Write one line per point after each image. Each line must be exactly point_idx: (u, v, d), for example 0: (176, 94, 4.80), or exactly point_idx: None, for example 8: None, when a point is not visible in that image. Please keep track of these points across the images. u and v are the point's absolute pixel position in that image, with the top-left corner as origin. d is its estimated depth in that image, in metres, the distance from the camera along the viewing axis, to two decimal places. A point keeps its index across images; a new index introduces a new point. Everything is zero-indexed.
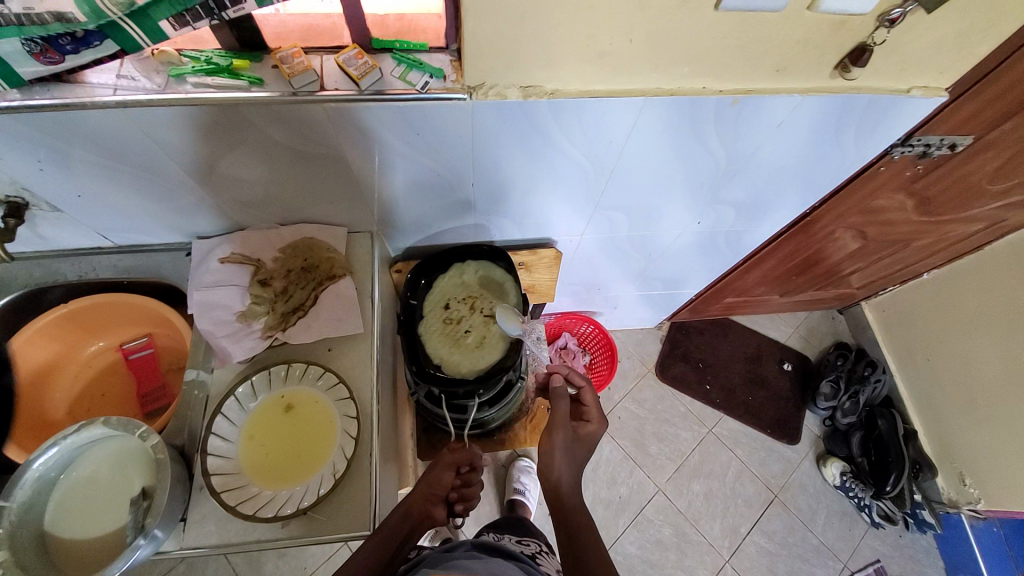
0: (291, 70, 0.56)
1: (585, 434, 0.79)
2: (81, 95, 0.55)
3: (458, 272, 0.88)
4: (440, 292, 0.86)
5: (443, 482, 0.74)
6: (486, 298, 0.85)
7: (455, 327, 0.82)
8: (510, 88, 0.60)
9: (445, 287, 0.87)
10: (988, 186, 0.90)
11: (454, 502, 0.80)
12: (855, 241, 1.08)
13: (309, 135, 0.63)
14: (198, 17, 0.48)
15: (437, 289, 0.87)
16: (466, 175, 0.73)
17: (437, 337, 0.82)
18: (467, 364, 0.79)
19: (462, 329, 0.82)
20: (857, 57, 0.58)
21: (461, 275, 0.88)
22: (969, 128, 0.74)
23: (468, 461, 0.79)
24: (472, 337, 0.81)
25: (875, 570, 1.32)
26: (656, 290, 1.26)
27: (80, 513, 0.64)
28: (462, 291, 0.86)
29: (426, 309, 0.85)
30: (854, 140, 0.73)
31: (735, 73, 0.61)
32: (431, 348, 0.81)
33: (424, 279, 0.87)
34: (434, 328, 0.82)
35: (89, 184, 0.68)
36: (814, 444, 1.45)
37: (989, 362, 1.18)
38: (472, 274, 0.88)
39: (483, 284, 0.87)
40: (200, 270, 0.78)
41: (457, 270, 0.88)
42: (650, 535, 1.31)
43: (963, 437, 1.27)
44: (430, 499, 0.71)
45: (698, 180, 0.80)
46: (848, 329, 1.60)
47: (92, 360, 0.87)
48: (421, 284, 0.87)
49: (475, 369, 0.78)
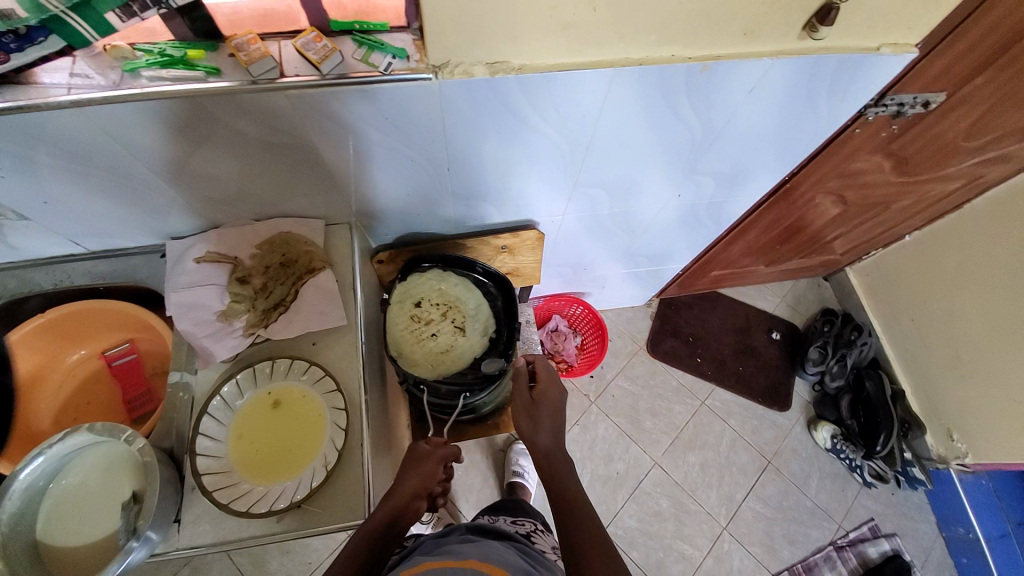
0: (248, 57, 0.54)
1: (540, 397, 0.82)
2: (34, 96, 0.53)
3: (438, 277, 0.90)
4: (412, 287, 0.88)
5: (432, 475, 0.72)
6: (462, 310, 0.89)
7: (423, 329, 0.86)
8: (476, 65, 0.58)
9: (422, 286, 0.89)
10: (963, 143, 0.91)
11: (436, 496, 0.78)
12: (836, 207, 1.09)
13: (277, 127, 0.62)
14: (145, 7, 0.46)
15: (410, 283, 0.89)
16: (441, 159, 0.72)
17: (400, 332, 0.86)
18: (424, 366, 0.84)
19: (428, 332, 0.86)
20: (824, 17, 0.57)
21: (440, 279, 0.90)
22: (941, 84, 0.75)
23: (454, 455, 0.78)
24: (438, 344, 0.86)
25: (869, 528, 1.36)
26: (642, 267, 1.26)
27: (72, 521, 0.64)
28: (438, 295, 0.89)
29: (395, 298, 0.88)
30: (827, 102, 0.73)
31: (704, 38, 0.60)
32: (392, 340, 0.85)
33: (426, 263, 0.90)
34: (400, 324, 0.86)
35: (54, 189, 0.67)
36: (804, 410, 1.48)
37: (972, 318, 1.20)
38: (452, 282, 0.90)
39: (460, 291, 0.89)
40: (177, 271, 0.77)
41: (438, 272, 0.90)
42: (649, 508, 1.33)
43: (949, 393, 1.29)
44: (420, 493, 0.69)
45: (676, 152, 0.79)
46: (834, 295, 1.62)
47: (74, 369, 0.86)
48: (421, 266, 0.91)
49: (432, 372, 0.85)
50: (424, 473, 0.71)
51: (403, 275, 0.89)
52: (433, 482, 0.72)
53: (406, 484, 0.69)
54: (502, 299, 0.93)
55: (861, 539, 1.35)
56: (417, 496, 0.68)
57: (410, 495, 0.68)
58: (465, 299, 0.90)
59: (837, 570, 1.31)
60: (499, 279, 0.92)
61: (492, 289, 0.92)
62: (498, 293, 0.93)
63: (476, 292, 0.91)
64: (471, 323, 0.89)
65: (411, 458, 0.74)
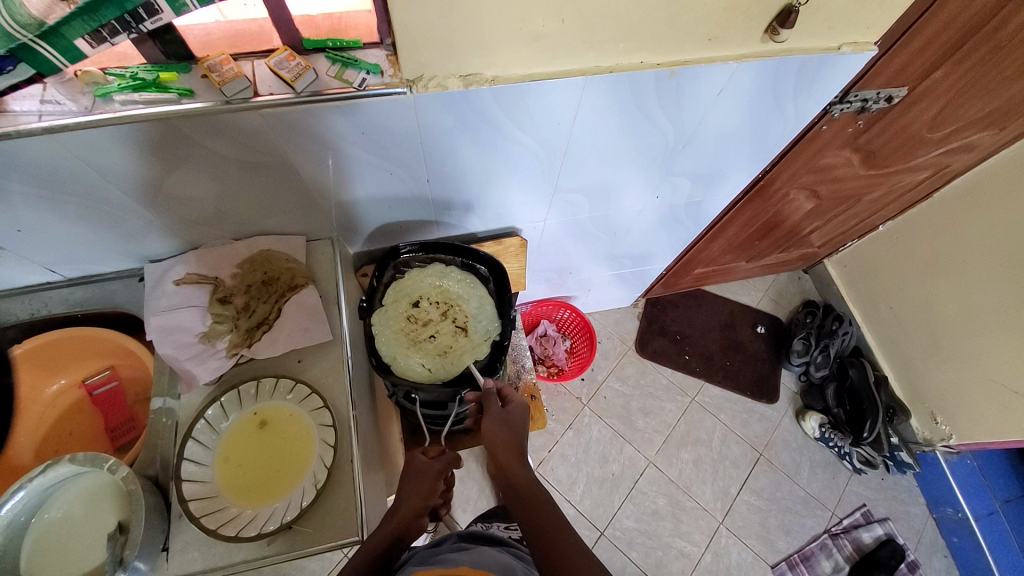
0: (220, 77, 0.53)
1: (514, 406, 0.77)
2: (5, 125, 0.52)
3: (439, 273, 0.85)
4: (409, 284, 0.84)
5: (431, 490, 0.73)
6: (463, 309, 0.83)
7: (419, 331, 0.81)
8: (450, 78, 0.59)
9: (421, 283, 0.84)
10: (928, 134, 0.94)
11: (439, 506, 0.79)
12: (810, 201, 1.12)
13: (253, 145, 0.62)
14: (116, 32, 0.46)
15: (407, 279, 0.84)
16: (420, 171, 0.73)
17: (393, 334, 0.80)
18: (419, 373, 0.79)
19: (426, 333, 0.81)
20: (784, 19, 0.59)
21: (441, 275, 0.85)
22: (901, 80, 0.78)
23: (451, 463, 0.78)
24: (437, 346, 0.81)
25: (862, 514, 1.38)
26: (626, 268, 1.28)
27: (57, 555, 0.62)
28: (437, 292, 0.84)
29: (389, 297, 0.83)
30: (794, 102, 0.75)
31: (671, 46, 0.62)
32: (385, 343, 0.80)
33: (420, 261, 0.86)
34: (392, 327, 0.81)
35: (27, 218, 0.65)
36: (792, 401, 1.51)
37: (948, 303, 1.24)
38: (453, 279, 0.85)
39: (462, 289, 0.85)
40: (155, 294, 0.76)
41: (439, 268, 0.85)
42: (646, 507, 1.34)
43: (930, 378, 1.32)
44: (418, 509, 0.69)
45: (652, 155, 0.81)
46: (814, 287, 1.66)
47: (54, 400, 0.83)
48: (415, 264, 0.85)
49: (427, 377, 0.79)
50: (422, 491, 0.72)
51: (401, 271, 0.85)
52: (434, 497, 0.72)
53: (406, 503, 0.69)
54: (494, 281, 0.87)
55: (855, 525, 1.37)
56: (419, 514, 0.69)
57: (412, 514, 0.68)
58: (465, 298, 0.84)
59: (833, 558, 1.33)
60: (492, 264, 0.87)
61: (483, 271, 0.86)
62: (488, 275, 0.87)
63: (481, 289, 0.85)
64: (474, 323, 0.82)
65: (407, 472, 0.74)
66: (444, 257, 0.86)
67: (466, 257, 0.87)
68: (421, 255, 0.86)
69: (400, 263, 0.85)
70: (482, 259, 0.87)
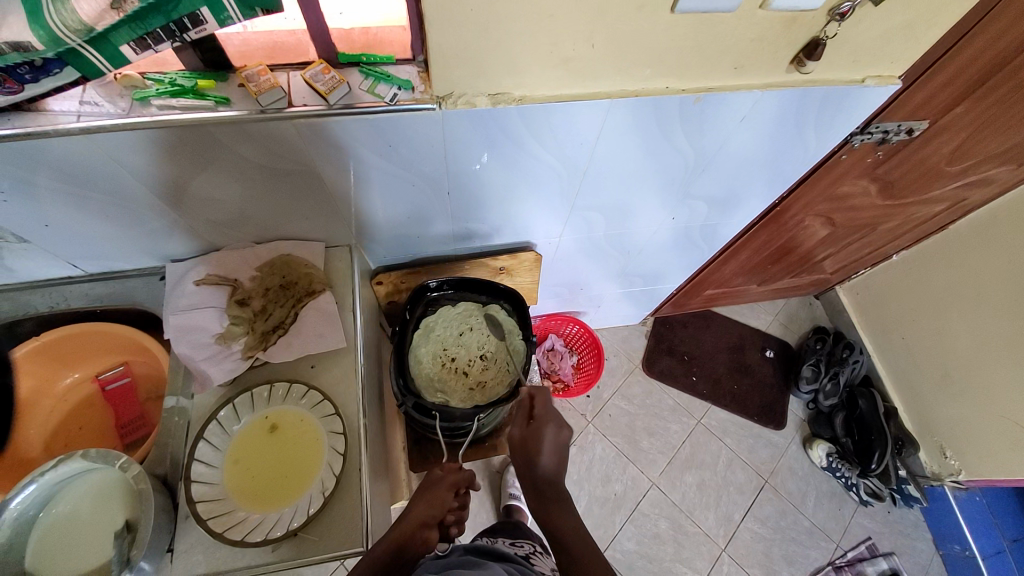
0: (257, 87, 0.55)
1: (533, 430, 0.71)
2: (44, 124, 0.54)
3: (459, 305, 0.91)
4: (447, 316, 0.90)
5: (442, 502, 0.71)
6: (501, 345, 0.90)
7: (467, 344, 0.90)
8: (479, 96, 0.60)
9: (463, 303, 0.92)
10: (947, 167, 0.94)
11: (450, 526, 0.72)
12: (825, 228, 1.12)
13: (282, 153, 0.63)
14: (159, 40, 0.47)
15: (435, 317, 0.90)
16: (441, 183, 0.73)
17: (432, 360, 0.87)
18: (443, 392, 0.85)
19: (474, 351, 0.89)
20: (811, 51, 0.60)
21: (469, 313, 0.91)
22: (923, 112, 0.78)
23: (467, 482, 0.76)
24: (487, 355, 0.89)
25: (868, 548, 1.35)
26: (636, 287, 1.28)
27: (64, 550, 0.62)
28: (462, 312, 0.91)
29: (438, 318, 0.90)
30: (815, 132, 0.76)
31: (697, 74, 0.63)
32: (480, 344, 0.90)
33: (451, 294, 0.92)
34: (434, 350, 0.88)
35: (57, 212, 0.67)
36: (800, 428, 1.49)
37: (962, 336, 1.23)
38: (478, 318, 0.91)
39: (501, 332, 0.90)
40: (175, 293, 0.77)
41: (467, 307, 0.91)
42: (647, 530, 1.32)
43: (941, 410, 1.31)
44: (426, 522, 0.68)
45: (671, 177, 0.82)
46: (825, 313, 1.65)
47: (67, 393, 0.85)
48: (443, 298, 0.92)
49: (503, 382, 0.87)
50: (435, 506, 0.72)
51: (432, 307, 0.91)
52: (444, 510, 0.70)
53: (413, 512, 0.69)
54: (515, 312, 0.92)
55: (860, 558, 1.34)
56: (422, 526, 0.67)
57: (416, 525, 0.67)
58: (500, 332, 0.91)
59: None
60: (510, 295, 0.91)
61: (505, 306, 0.92)
62: (510, 308, 0.92)
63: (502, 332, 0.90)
64: (512, 359, 0.88)
65: (423, 484, 0.74)
66: (473, 295, 0.93)
67: (491, 296, 0.93)
68: (451, 292, 0.92)
69: (428, 300, 0.91)
70: (499, 289, 0.92)
